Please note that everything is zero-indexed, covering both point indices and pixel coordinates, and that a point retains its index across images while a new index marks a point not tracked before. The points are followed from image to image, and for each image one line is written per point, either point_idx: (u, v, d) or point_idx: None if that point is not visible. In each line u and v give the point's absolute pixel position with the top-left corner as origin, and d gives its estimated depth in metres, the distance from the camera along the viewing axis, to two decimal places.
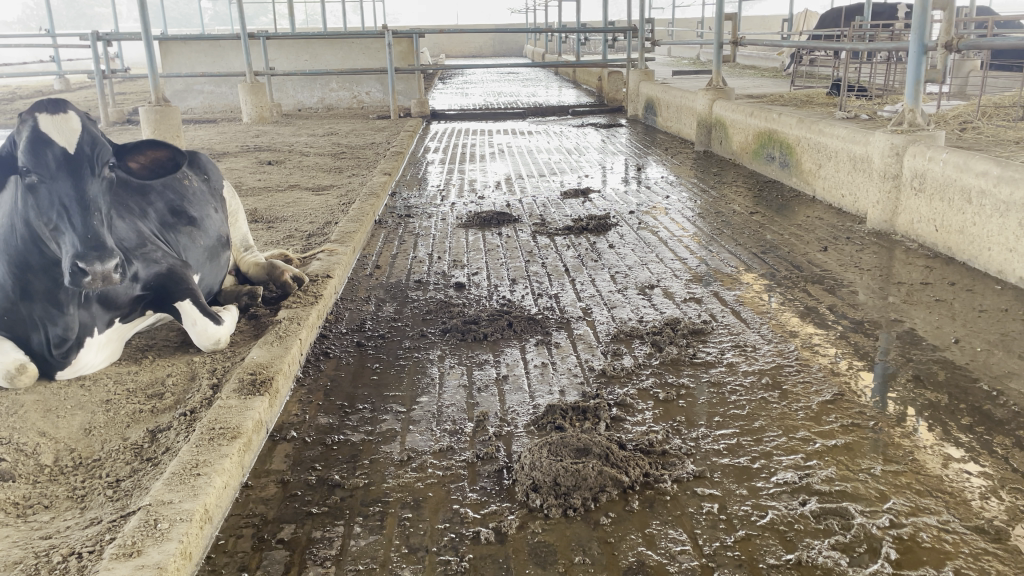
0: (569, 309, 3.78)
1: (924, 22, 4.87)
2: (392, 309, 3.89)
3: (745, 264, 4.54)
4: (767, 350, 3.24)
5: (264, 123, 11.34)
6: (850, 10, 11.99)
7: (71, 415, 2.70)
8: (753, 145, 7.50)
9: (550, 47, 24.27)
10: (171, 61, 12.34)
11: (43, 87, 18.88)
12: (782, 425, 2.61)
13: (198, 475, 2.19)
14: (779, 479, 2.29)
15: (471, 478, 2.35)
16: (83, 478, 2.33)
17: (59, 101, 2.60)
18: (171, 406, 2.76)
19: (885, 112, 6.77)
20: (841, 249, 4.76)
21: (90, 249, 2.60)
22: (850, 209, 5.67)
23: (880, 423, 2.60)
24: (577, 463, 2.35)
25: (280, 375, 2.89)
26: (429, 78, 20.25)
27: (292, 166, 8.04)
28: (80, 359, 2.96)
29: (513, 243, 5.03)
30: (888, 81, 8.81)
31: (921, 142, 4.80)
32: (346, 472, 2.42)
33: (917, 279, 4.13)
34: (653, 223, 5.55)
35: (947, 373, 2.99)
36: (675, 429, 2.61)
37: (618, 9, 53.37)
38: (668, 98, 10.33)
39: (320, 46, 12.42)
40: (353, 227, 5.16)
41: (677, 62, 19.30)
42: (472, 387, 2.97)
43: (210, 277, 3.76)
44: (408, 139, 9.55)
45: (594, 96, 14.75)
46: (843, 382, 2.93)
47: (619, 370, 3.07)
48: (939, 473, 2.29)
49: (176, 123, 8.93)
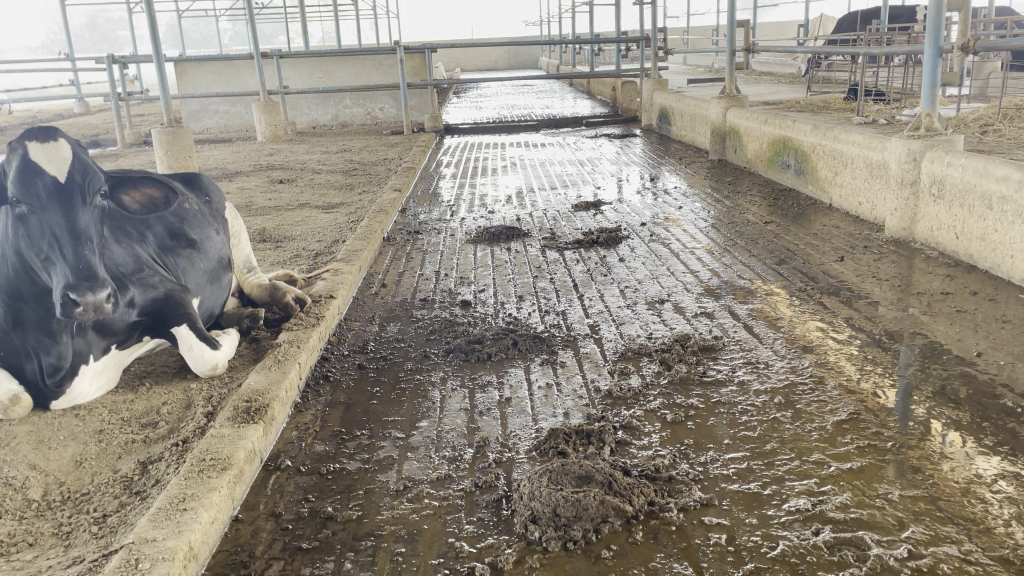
0: (576, 326, 3.69)
1: (939, 24, 4.74)
2: (396, 329, 3.81)
3: (759, 276, 4.42)
4: (780, 367, 3.12)
5: (278, 141, 11.37)
6: (866, 14, 11.83)
7: (63, 446, 2.64)
8: (767, 153, 7.38)
9: (564, 59, 24.23)
10: (186, 82, 12.43)
11: (63, 110, 19.05)
12: (795, 448, 2.49)
13: (184, 510, 2.12)
14: (791, 506, 2.18)
15: (468, 509, 2.26)
16: (70, 513, 2.26)
17: (50, 129, 2.55)
18: (164, 436, 2.70)
19: (902, 118, 6.63)
20: (858, 258, 4.63)
21: (82, 279, 2.54)
22: (868, 217, 5.53)
23: (898, 444, 2.48)
24: (579, 491, 2.24)
25: (276, 402, 2.82)
26: (444, 92, 20.28)
27: (304, 184, 8.03)
28: (74, 388, 2.90)
29: (521, 259, 4.94)
30: (907, 84, 8.63)
31: (939, 147, 4.67)
32: (339, 503, 2.33)
33: (938, 289, 3.99)
34: (665, 235, 5.44)
35: (970, 389, 2.86)
36: (683, 453, 2.50)
37: (633, 18, 53.29)
38: (682, 107, 10.22)
39: (334, 63, 12.46)
40: (360, 245, 5.10)
41: (693, 70, 19.19)
42: (474, 411, 2.88)
43: (211, 299, 3.71)
44: (420, 154, 9.52)
45: (608, 106, 14.68)
46: (861, 400, 2.81)
47: (625, 391, 2.96)
48: (961, 499, 2.17)
49: (188, 145, 8.95)
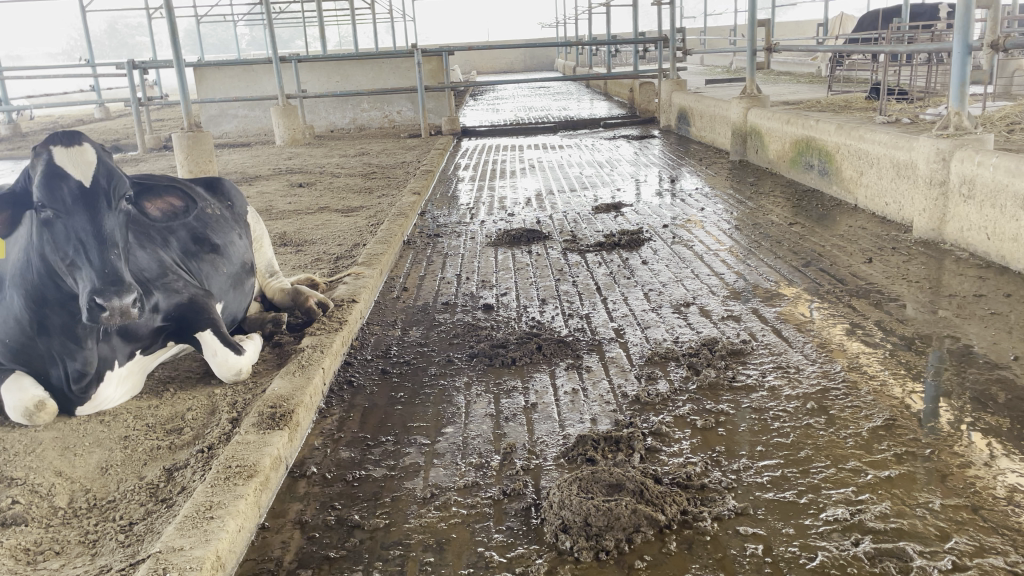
0: (601, 330, 3.64)
1: (968, 22, 4.64)
2: (419, 333, 3.78)
3: (786, 278, 4.35)
4: (811, 372, 3.06)
5: (297, 145, 11.40)
6: (887, 12, 11.69)
7: (88, 452, 2.63)
8: (790, 154, 7.30)
9: (580, 61, 24.19)
10: (205, 87, 12.50)
11: (84, 116, 19.23)
12: (831, 455, 2.44)
13: (212, 518, 2.10)
14: (829, 516, 2.12)
15: (497, 517, 2.22)
16: (96, 521, 2.25)
17: (74, 133, 2.54)
18: (189, 442, 2.68)
19: (927, 116, 6.53)
20: (887, 260, 4.55)
21: (108, 283, 2.53)
22: (895, 217, 5.45)
23: (937, 451, 2.42)
24: (610, 500, 2.20)
25: (301, 407, 2.79)
26: (460, 94, 20.29)
27: (323, 188, 8.04)
28: (100, 394, 2.89)
29: (543, 262, 4.90)
30: (930, 83, 8.51)
31: (970, 146, 4.58)
32: (366, 511, 2.30)
33: (970, 291, 3.91)
34: (688, 237, 5.38)
35: (1008, 394, 2.78)
36: (714, 460, 2.45)
37: (648, 20, 53.14)
38: (701, 108, 10.15)
39: (351, 67, 12.48)
40: (381, 249, 5.08)
41: (711, 70, 19.12)
42: (500, 417, 2.84)
43: (234, 304, 3.69)
44: (438, 158, 9.49)
45: (625, 108, 14.61)
46: (895, 405, 2.75)
47: (653, 397, 2.91)
48: (1005, 508, 2.10)
49: (208, 149, 8.97)
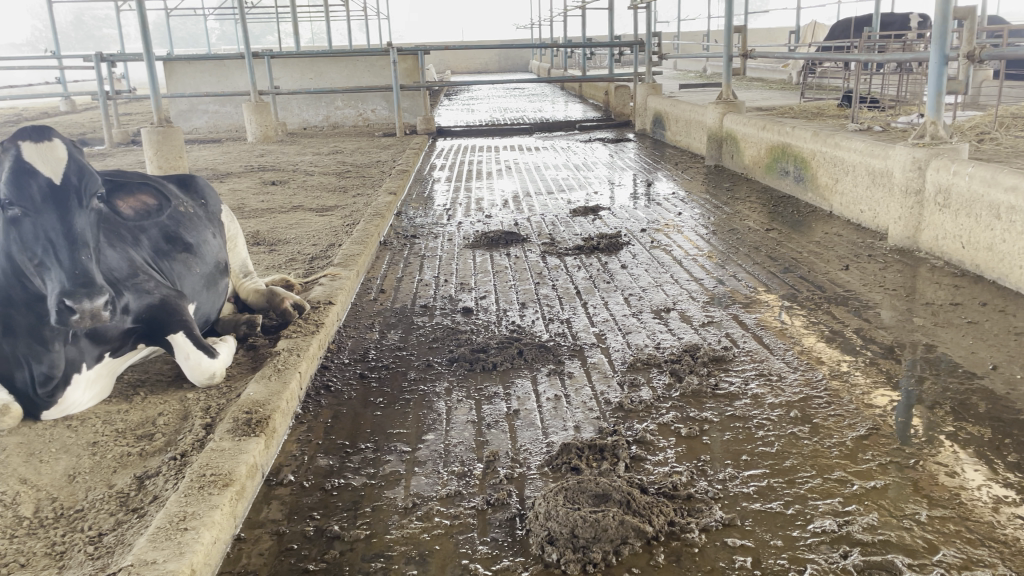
0: (582, 335, 3.60)
1: (945, 32, 4.69)
2: (397, 337, 3.72)
3: (764, 284, 4.35)
4: (794, 380, 3.05)
5: (269, 142, 11.24)
6: (859, 21, 11.81)
7: (55, 459, 2.53)
8: (765, 160, 7.34)
9: (555, 63, 24.27)
10: (175, 81, 12.29)
11: (49, 109, 18.79)
12: (816, 464, 2.42)
13: (186, 529, 2.03)
14: (817, 527, 2.11)
15: (481, 528, 2.18)
16: (63, 532, 2.16)
17: (44, 128, 2.44)
18: (161, 449, 2.59)
19: (899, 124, 6.60)
20: (863, 267, 4.57)
21: (79, 284, 2.44)
22: (870, 224, 5.49)
23: (921, 461, 2.42)
24: (596, 511, 2.16)
25: (277, 414, 2.72)
26: (435, 93, 20.15)
27: (296, 186, 7.92)
28: (67, 398, 2.79)
29: (522, 265, 4.86)
30: (902, 91, 8.60)
31: (946, 155, 4.62)
32: (346, 522, 2.24)
33: (946, 299, 3.94)
34: (666, 241, 5.37)
35: (989, 404, 2.79)
36: (700, 469, 2.43)
37: (623, 23, 53.41)
38: (677, 113, 10.18)
39: (325, 64, 12.33)
40: (357, 250, 5.00)
41: (684, 75, 19.23)
42: (481, 423, 2.79)
43: (207, 305, 3.60)
44: (414, 157, 9.42)
45: (600, 110, 14.64)
46: (877, 414, 2.74)
47: (637, 404, 2.88)
48: (991, 520, 2.10)
49: (179, 145, 8.79)
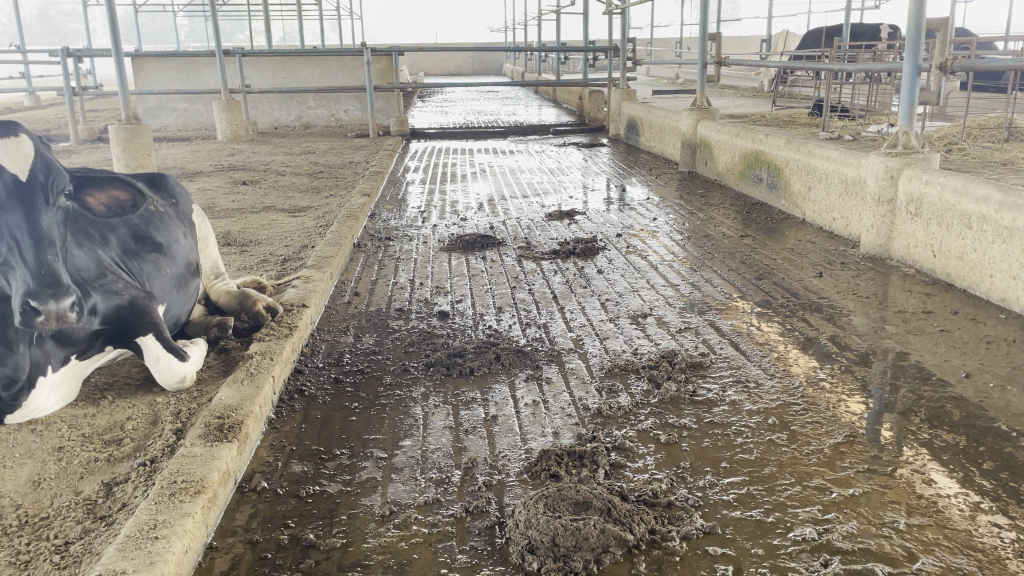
0: (559, 340, 3.58)
1: (918, 43, 4.75)
2: (372, 341, 3.66)
3: (739, 291, 4.37)
4: (771, 386, 3.06)
5: (240, 141, 11.09)
6: (830, 31, 11.96)
7: (19, 465, 2.45)
8: (738, 166, 7.39)
9: (529, 66, 24.29)
10: (143, 78, 12.09)
11: (12, 104, 18.37)
12: (795, 472, 2.43)
13: (156, 539, 1.97)
14: (798, 535, 2.11)
15: (460, 537, 2.14)
16: (28, 540, 2.08)
17: (10, 123, 2.36)
18: (130, 454, 2.52)
19: (870, 133, 6.69)
20: (837, 275, 4.62)
21: (44, 285, 2.36)
22: (842, 232, 5.55)
23: (898, 469, 2.43)
24: (577, 519, 2.14)
25: (250, 419, 2.66)
26: (408, 95, 20.05)
27: (267, 186, 7.81)
28: (31, 402, 2.71)
29: (498, 268, 4.83)
30: (871, 100, 8.71)
31: (917, 165, 4.68)
32: (322, 530, 2.20)
33: (919, 307, 3.98)
34: (641, 247, 5.37)
35: (962, 412, 2.82)
36: (679, 477, 2.42)
37: (597, 28, 53.77)
38: (650, 118, 10.23)
39: (297, 63, 12.21)
40: (331, 251, 4.93)
41: (656, 81, 19.35)
42: (459, 429, 2.76)
43: (178, 307, 3.53)
44: (387, 159, 9.35)
45: (574, 115, 14.68)
46: (855, 422, 2.76)
47: (615, 410, 2.86)
48: (968, 528, 2.12)
49: (147, 143, 8.63)
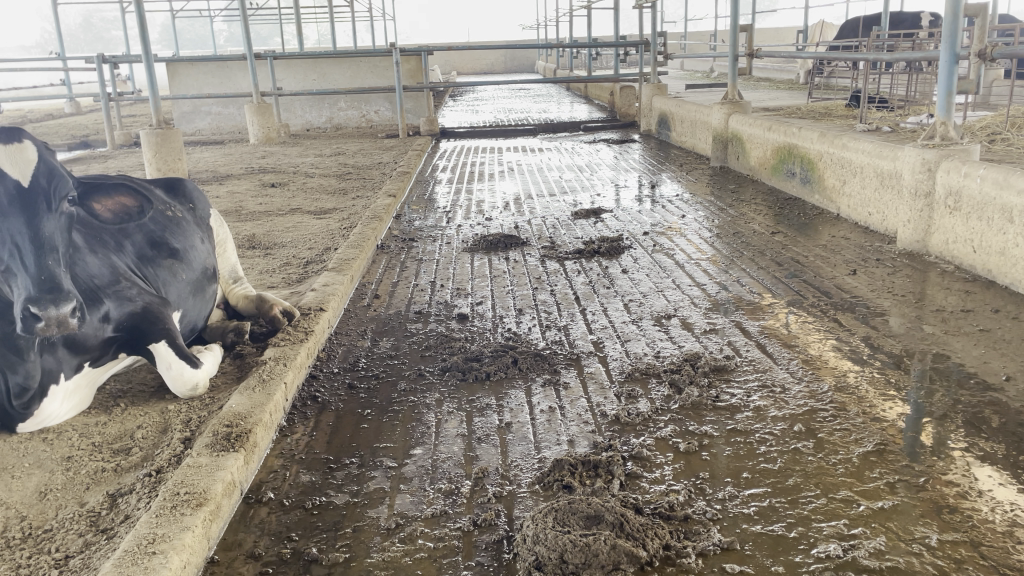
0: (579, 344, 3.49)
1: (955, 29, 4.54)
2: (389, 345, 3.61)
3: (768, 290, 4.23)
4: (798, 392, 2.93)
5: (271, 144, 11.15)
6: (868, 20, 11.64)
7: (27, 475, 2.43)
8: (771, 161, 7.21)
9: (561, 64, 24.16)
10: (178, 83, 12.26)
11: (53, 111, 18.66)
12: (820, 483, 2.31)
13: (153, 554, 1.93)
14: (821, 552, 1.99)
15: (466, 552, 2.07)
16: (29, 553, 2.05)
17: (15, 129, 2.35)
18: (137, 464, 2.49)
19: (908, 124, 6.46)
20: (872, 272, 4.45)
21: (45, 292, 2.33)
22: (878, 227, 5.36)
23: (931, 480, 2.30)
24: (588, 535, 2.05)
25: (259, 427, 2.61)
26: (440, 95, 20.06)
27: (296, 188, 7.82)
28: (43, 410, 2.69)
29: (520, 269, 4.75)
30: (911, 90, 8.43)
31: (956, 156, 4.49)
32: (325, 544, 2.14)
33: (958, 305, 3.81)
34: (668, 245, 5.25)
35: (1003, 418, 2.67)
36: (698, 488, 2.31)
37: (631, 23, 53.37)
38: (682, 113, 10.06)
39: (328, 64, 12.27)
40: (352, 254, 4.88)
41: (691, 74, 19.10)
42: (472, 437, 2.68)
43: (194, 312, 3.50)
44: (416, 159, 9.32)
45: (606, 111, 14.53)
46: (886, 428, 2.62)
47: (634, 417, 2.77)
48: (1006, 545, 1.99)
49: (178, 147, 8.71)
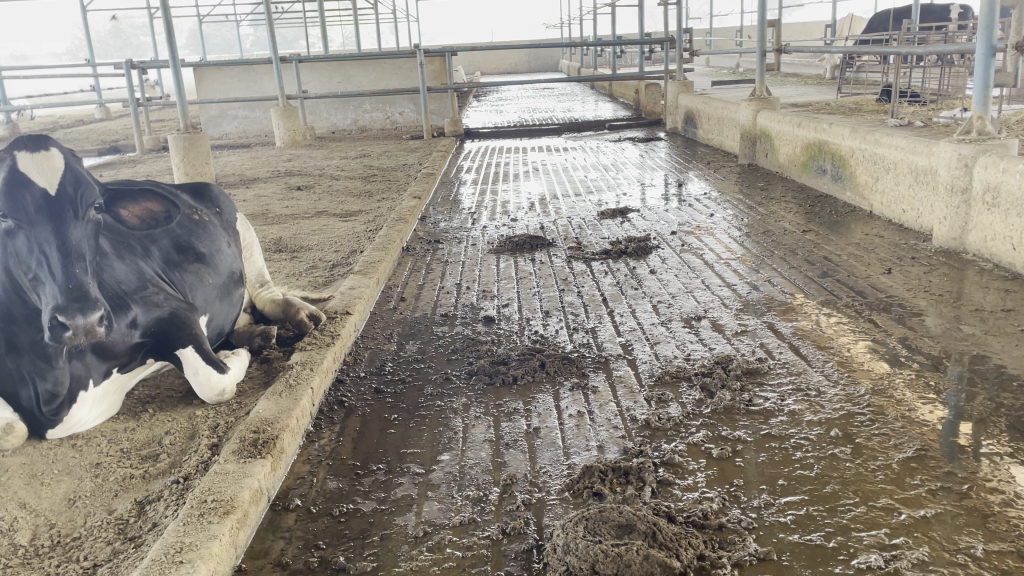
0: (607, 346, 3.44)
1: (992, 21, 4.41)
2: (415, 348, 3.58)
3: (800, 290, 4.14)
4: (834, 395, 2.86)
5: (297, 146, 11.20)
6: (898, 13, 11.43)
7: (56, 481, 2.43)
8: (801, 157, 7.10)
9: (584, 62, 24.06)
10: (205, 87, 12.37)
11: (85, 117, 18.96)
12: (859, 491, 2.24)
13: (180, 563, 1.91)
14: (861, 562, 1.93)
15: (495, 561, 2.03)
16: (58, 561, 2.05)
17: (42, 138, 2.36)
18: (165, 471, 2.49)
19: (942, 119, 6.32)
20: (907, 271, 4.34)
21: (72, 300, 2.32)
22: (913, 224, 5.24)
23: (976, 487, 2.22)
24: (619, 544, 2.00)
25: (286, 433, 2.60)
26: (464, 96, 20.06)
27: (321, 191, 7.83)
28: (72, 416, 2.69)
29: (547, 270, 4.71)
30: (944, 84, 8.25)
31: (993, 151, 4.37)
32: (353, 553, 2.12)
33: (997, 305, 3.70)
34: (697, 244, 5.18)
35: None
36: (732, 496, 2.25)
37: (654, 20, 53.16)
38: (708, 110, 9.95)
39: (352, 67, 12.32)
40: (378, 256, 4.87)
41: (717, 71, 18.93)
42: (499, 443, 2.65)
43: (221, 316, 3.49)
44: (441, 160, 9.31)
45: (631, 109, 14.44)
46: (926, 433, 2.54)
47: (665, 422, 2.71)
48: None
49: (205, 151, 8.75)
